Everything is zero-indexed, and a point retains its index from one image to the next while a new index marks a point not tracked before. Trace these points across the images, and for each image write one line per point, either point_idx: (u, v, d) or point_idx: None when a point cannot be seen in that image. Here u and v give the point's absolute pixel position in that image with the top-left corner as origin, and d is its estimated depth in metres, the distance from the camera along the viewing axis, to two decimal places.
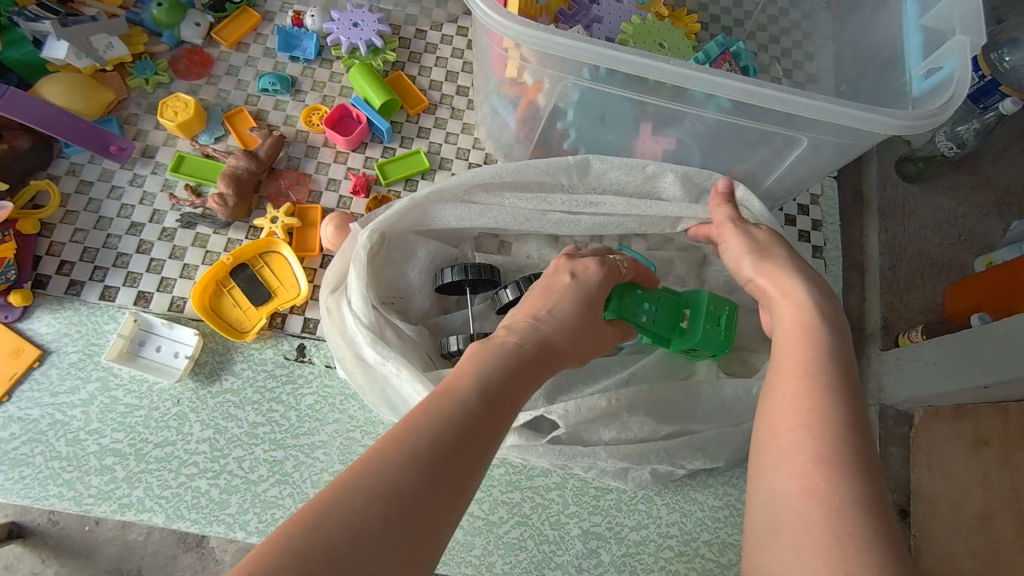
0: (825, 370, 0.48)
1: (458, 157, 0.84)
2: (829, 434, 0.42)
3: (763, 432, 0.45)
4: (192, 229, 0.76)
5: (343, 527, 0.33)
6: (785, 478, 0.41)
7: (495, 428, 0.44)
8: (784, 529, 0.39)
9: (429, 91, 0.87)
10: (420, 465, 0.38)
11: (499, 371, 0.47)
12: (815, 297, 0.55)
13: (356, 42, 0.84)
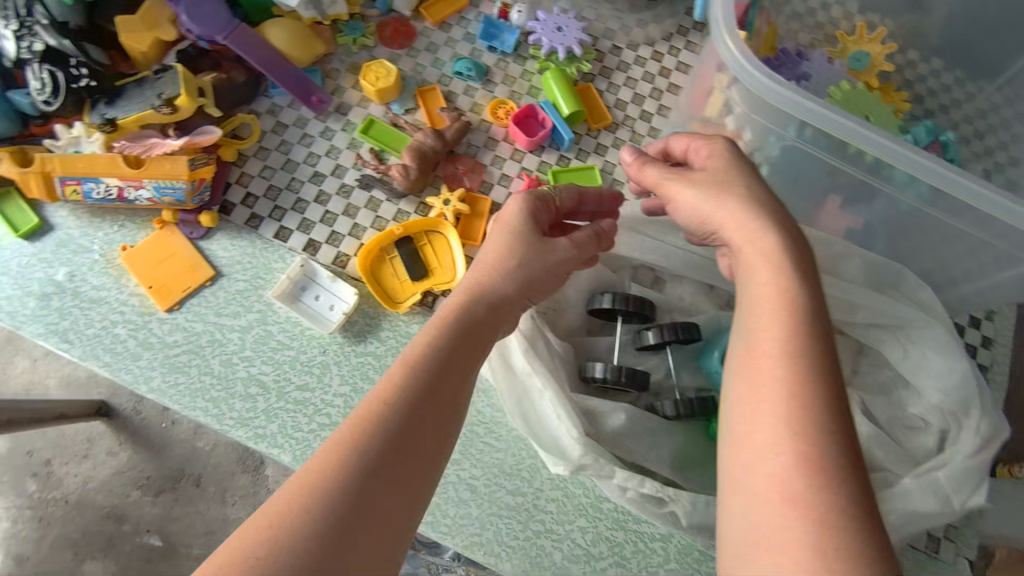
0: (810, 358, 0.45)
1: (630, 182, 0.83)
2: (823, 445, 0.41)
3: (740, 423, 0.45)
4: (367, 191, 0.78)
5: (291, 539, 0.39)
6: (762, 483, 0.42)
7: (447, 418, 0.49)
8: (765, 541, 0.40)
9: (614, 109, 0.86)
10: (363, 469, 0.43)
11: (440, 355, 0.51)
12: (767, 247, 0.52)
13: (558, 47, 0.84)
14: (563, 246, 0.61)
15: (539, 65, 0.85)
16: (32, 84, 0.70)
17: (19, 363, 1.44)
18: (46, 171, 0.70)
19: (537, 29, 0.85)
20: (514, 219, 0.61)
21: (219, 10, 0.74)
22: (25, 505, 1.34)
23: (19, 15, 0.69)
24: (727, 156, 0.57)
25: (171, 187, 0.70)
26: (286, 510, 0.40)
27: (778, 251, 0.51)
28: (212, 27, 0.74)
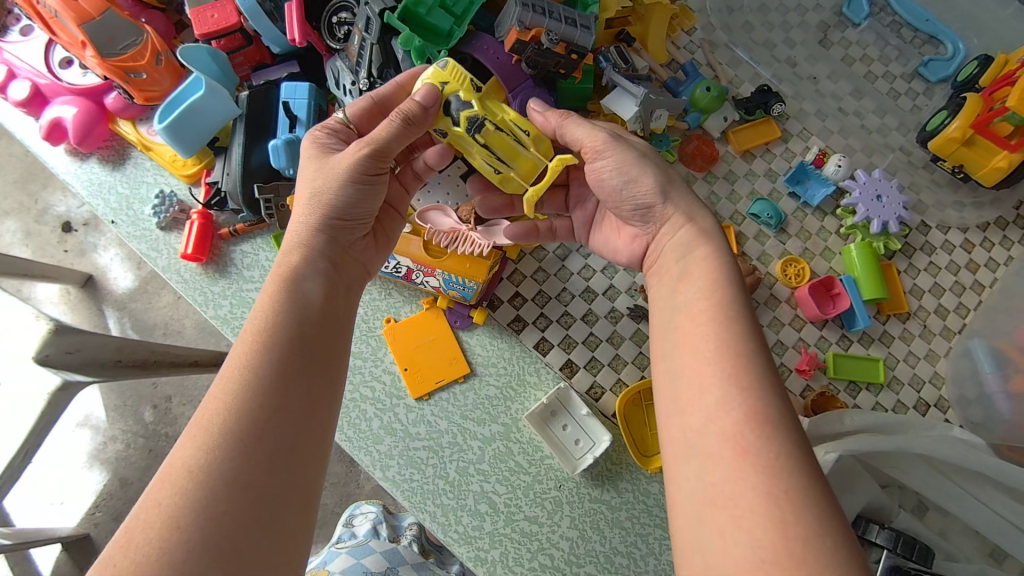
0: (732, 319, 0.47)
1: (911, 384, 0.74)
2: (736, 394, 0.43)
3: (683, 391, 0.46)
4: (637, 323, 0.73)
5: (175, 542, 0.35)
6: (716, 443, 0.42)
7: (312, 387, 0.45)
8: (719, 498, 0.40)
9: (910, 294, 0.77)
10: (235, 437, 0.40)
11: (285, 323, 0.46)
12: (689, 230, 0.55)
13: (875, 219, 0.76)
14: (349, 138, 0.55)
15: (845, 229, 0.78)
16: None
17: (166, 296, 1.30)
18: None
19: (855, 189, 0.77)
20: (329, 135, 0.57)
21: None
22: (139, 433, 1.23)
23: (370, 76, 0.67)
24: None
25: (462, 284, 0.68)
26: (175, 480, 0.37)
27: (692, 219, 0.55)
28: None
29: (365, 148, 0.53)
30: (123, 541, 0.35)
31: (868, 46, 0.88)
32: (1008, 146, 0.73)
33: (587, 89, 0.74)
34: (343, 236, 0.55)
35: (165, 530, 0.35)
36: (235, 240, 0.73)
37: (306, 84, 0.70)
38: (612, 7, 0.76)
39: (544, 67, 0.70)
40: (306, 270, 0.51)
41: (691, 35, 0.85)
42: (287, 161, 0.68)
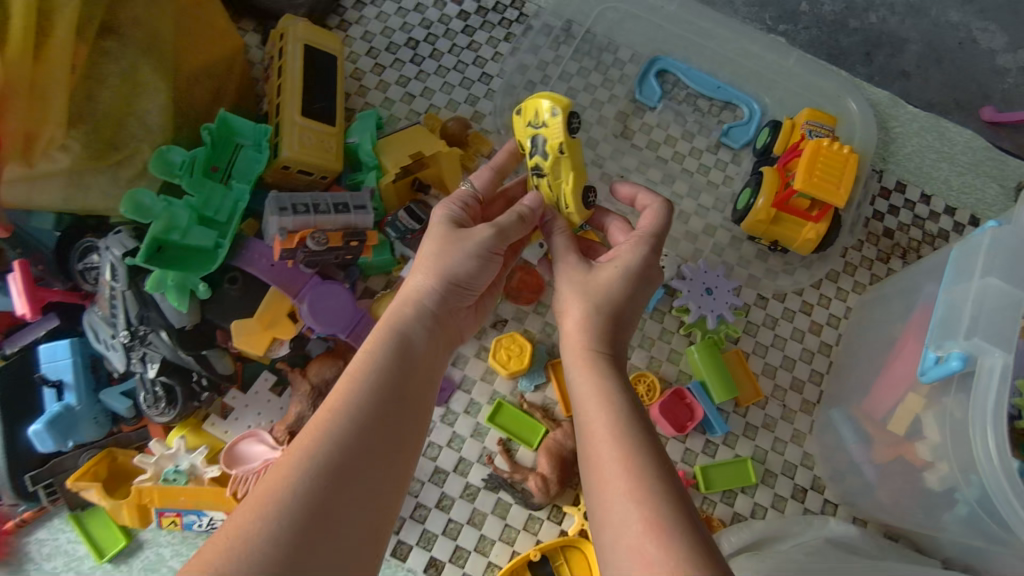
0: (632, 428, 0.45)
1: (783, 473, 0.73)
2: (647, 537, 0.39)
3: (594, 496, 0.43)
4: (495, 492, 0.69)
5: (252, 552, 0.35)
6: (626, 555, 0.39)
7: (400, 436, 0.44)
8: None
9: (762, 377, 0.77)
10: (322, 465, 0.40)
11: (384, 362, 0.47)
12: (582, 355, 0.51)
13: (708, 314, 0.75)
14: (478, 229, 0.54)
15: (684, 328, 0.76)
16: (143, 395, 0.62)
17: None
18: (142, 502, 0.61)
19: (682, 288, 0.75)
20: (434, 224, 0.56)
21: (346, 305, 0.66)
22: None
23: (129, 325, 0.60)
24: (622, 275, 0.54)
25: None
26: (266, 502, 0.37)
27: (595, 347, 0.51)
28: (337, 325, 0.65)
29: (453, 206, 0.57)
30: (217, 540, 0.37)
31: (668, 126, 0.87)
32: (811, 218, 0.73)
33: (386, 261, 0.71)
34: (462, 304, 0.55)
35: (229, 559, 0.35)
36: (26, 530, 0.63)
37: (67, 341, 0.63)
38: (391, 169, 0.72)
39: (325, 263, 0.64)
40: (414, 319, 0.51)
41: (492, 158, 0.83)
42: (55, 439, 0.61)
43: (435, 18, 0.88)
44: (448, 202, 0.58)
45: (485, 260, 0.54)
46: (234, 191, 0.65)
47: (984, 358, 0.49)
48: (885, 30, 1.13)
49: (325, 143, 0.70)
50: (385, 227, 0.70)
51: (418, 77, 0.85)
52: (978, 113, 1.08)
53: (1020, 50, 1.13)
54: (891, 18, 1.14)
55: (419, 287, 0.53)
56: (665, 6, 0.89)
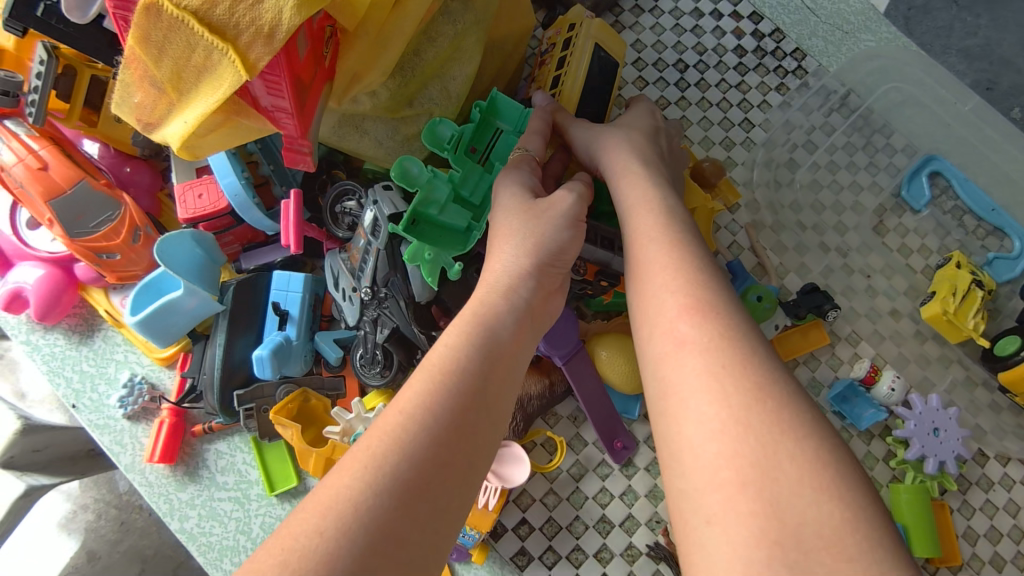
0: (696, 292, 0.43)
1: None
2: (732, 384, 0.37)
3: (656, 365, 0.41)
4: (655, 565, 0.64)
5: (323, 561, 0.32)
6: (702, 400, 0.37)
7: (476, 433, 0.41)
8: (714, 462, 0.34)
9: (961, 540, 0.68)
10: (394, 478, 0.36)
11: (470, 358, 0.44)
12: (658, 233, 0.49)
13: (930, 458, 0.67)
14: (561, 194, 0.55)
15: (894, 460, 0.69)
16: (361, 352, 0.61)
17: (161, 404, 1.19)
18: (333, 458, 0.60)
19: (909, 420, 0.68)
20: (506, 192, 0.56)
21: (573, 333, 0.63)
22: None
23: (373, 283, 0.58)
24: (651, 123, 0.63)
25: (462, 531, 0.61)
26: (322, 507, 0.34)
27: (678, 232, 0.49)
28: (557, 349, 0.62)
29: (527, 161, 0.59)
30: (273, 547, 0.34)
31: (926, 236, 0.79)
32: None
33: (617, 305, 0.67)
34: (554, 282, 0.54)
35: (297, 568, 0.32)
36: (209, 437, 0.65)
37: (300, 275, 0.62)
38: None
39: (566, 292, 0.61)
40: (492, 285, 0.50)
41: (735, 214, 0.77)
42: (274, 369, 0.59)
43: (710, 46, 0.83)
44: (515, 167, 0.58)
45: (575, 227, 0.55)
46: (492, 175, 0.62)
47: None
48: None
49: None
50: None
51: (678, 103, 0.80)
52: None
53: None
54: None
55: (510, 260, 0.52)
56: (960, 106, 0.81)
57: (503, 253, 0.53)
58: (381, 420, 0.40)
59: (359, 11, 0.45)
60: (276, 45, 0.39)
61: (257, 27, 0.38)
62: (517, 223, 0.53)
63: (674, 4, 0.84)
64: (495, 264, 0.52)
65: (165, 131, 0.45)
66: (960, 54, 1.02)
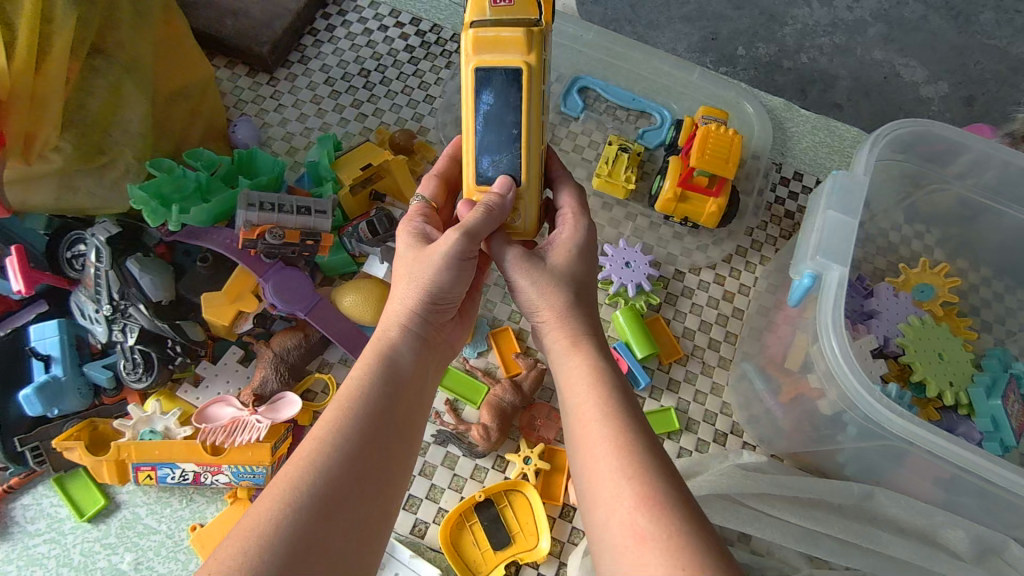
0: (610, 384, 0.55)
1: (705, 420, 0.82)
2: (627, 484, 0.46)
3: (578, 442, 0.52)
4: (443, 447, 0.76)
5: (255, 561, 0.40)
6: (608, 466, 0.48)
7: (386, 465, 0.50)
8: (622, 513, 0.45)
9: (682, 339, 0.86)
10: (313, 500, 0.44)
11: (374, 395, 0.53)
12: (567, 341, 0.59)
13: (627, 283, 0.85)
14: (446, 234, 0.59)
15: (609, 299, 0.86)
16: (123, 364, 0.70)
17: None
18: (121, 458, 0.67)
19: (606, 263, 0.86)
20: (402, 243, 0.62)
21: (305, 287, 0.75)
22: None
23: (112, 300, 0.69)
24: (575, 233, 0.64)
25: (250, 470, 0.68)
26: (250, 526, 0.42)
27: (575, 324, 0.60)
28: (295, 303, 0.74)
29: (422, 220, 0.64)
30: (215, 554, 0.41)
31: (591, 134, 1.00)
32: (711, 193, 0.85)
33: (343, 259, 0.80)
34: (443, 320, 0.63)
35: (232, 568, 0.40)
36: (13, 495, 0.69)
37: (53, 321, 0.71)
38: (346, 180, 0.84)
39: (283, 256, 0.74)
40: (393, 338, 0.59)
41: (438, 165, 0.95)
42: (45, 405, 0.68)
43: (383, 52, 1.02)
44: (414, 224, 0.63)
45: (462, 276, 0.61)
46: (202, 174, 0.76)
47: (827, 273, 0.59)
48: (817, 68, 1.31)
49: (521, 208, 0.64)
50: (344, 234, 0.79)
51: (370, 100, 0.98)
52: None
53: (942, 84, 1.30)
54: (822, 58, 1.32)
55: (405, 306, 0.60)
56: (584, 35, 1.03)
57: (404, 299, 0.60)
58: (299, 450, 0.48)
59: None
60: None
61: None
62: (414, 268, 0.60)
63: (346, 30, 1.03)
64: (391, 313, 0.60)
65: None
66: (684, 20, 1.34)
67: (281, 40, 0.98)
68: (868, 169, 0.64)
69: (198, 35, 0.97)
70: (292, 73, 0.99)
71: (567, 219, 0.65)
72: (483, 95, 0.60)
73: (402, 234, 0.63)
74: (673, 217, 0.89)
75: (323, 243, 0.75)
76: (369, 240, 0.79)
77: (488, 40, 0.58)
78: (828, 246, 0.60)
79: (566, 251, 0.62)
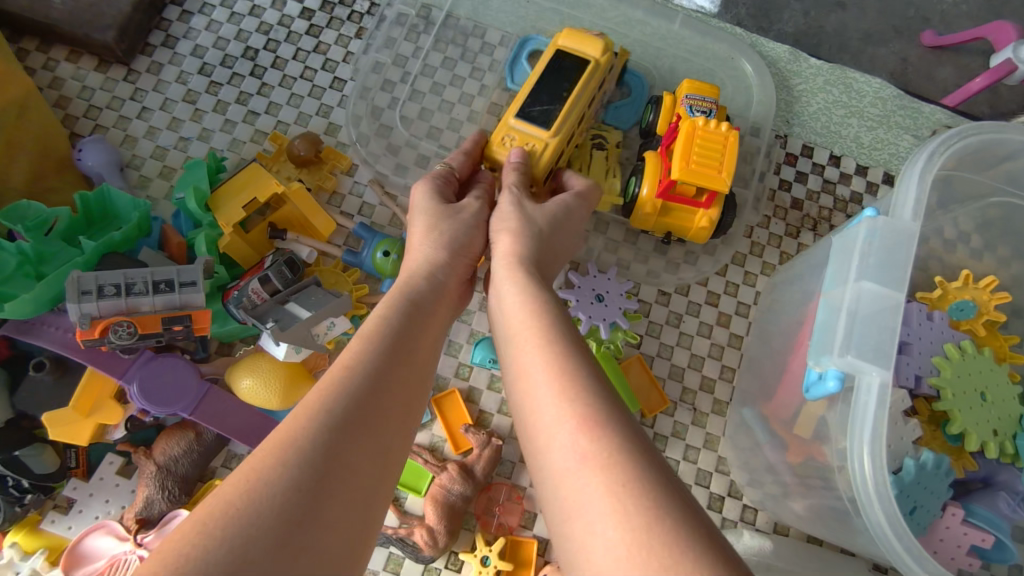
0: (557, 306, 0.47)
1: (698, 483, 0.69)
2: (565, 402, 0.39)
3: (513, 371, 0.44)
4: (385, 549, 0.63)
5: (272, 488, 0.32)
6: (545, 384, 0.41)
7: (417, 392, 0.44)
8: (552, 437, 0.38)
9: (669, 381, 0.71)
10: (333, 423, 0.36)
11: (396, 323, 0.46)
12: (508, 269, 0.52)
13: (599, 322, 0.68)
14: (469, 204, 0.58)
15: None
16: None
17: None
18: None
19: (572, 297, 0.69)
20: (423, 190, 0.59)
21: (185, 378, 0.59)
22: None
23: None
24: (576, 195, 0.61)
25: None
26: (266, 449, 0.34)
27: (526, 253, 0.53)
28: (173, 402, 0.58)
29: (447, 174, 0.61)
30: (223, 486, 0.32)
31: None
32: (701, 204, 0.66)
33: (235, 329, 0.63)
34: (465, 274, 0.56)
35: (241, 500, 0.31)
36: None
37: None
38: (225, 227, 0.64)
39: (148, 346, 0.57)
40: (414, 272, 0.52)
41: (355, 176, 0.75)
42: None
43: (273, 22, 0.79)
44: (431, 175, 0.60)
45: (478, 230, 0.57)
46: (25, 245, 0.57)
47: (862, 376, 0.43)
48: None
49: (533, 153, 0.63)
50: (227, 301, 0.61)
51: (260, 92, 0.76)
52: (918, 37, 0.98)
53: None
54: None
55: (427, 251, 0.54)
56: None
57: (421, 247, 0.55)
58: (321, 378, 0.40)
59: None
60: None
61: None
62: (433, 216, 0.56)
63: None
64: (410, 258, 0.54)
65: None
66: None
67: (130, 19, 0.74)
68: (917, 210, 0.47)
69: (18, 21, 0.73)
70: (155, 63, 0.76)
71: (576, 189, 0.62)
72: (553, 64, 0.66)
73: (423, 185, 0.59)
74: (656, 233, 0.71)
75: (194, 326, 0.57)
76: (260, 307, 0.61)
77: (575, 36, 0.66)
78: (862, 337, 0.43)
79: (542, 210, 0.57)
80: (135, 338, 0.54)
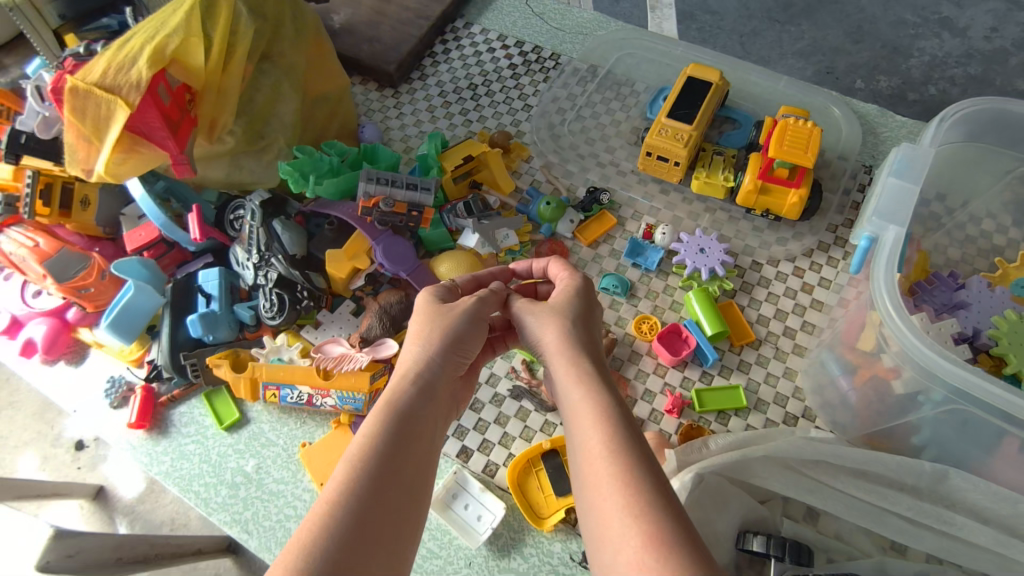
0: (614, 415, 0.55)
1: (775, 402, 0.82)
2: (634, 523, 0.47)
3: (586, 475, 0.52)
4: (518, 401, 0.84)
5: None
6: (614, 500, 0.49)
7: (411, 496, 0.52)
8: (623, 545, 0.46)
9: (757, 325, 0.88)
10: (328, 560, 0.45)
11: (387, 439, 0.54)
12: (570, 371, 0.60)
13: (701, 267, 0.89)
14: (465, 301, 0.67)
15: (682, 282, 0.91)
16: (262, 302, 0.85)
17: (169, 497, 1.36)
18: (254, 378, 0.82)
19: (681, 250, 0.91)
20: (423, 300, 0.68)
21: (409, 251, 0.88)
22: None
23: (261, 251, 0.85)
24: (570, 292, 0.68)
25: (353, 397, 0.80)
26: None
27: (579, 358, 0.61)
28: (401, 264, 0.87)
29: (439, 285, 0.71)
30: None
31: None
32: (792, 184, 0.88)
33: (441, 234, 0.91)
34: (458, 372, 0.65)
35: None
36: (173, 404, 0.87)
37: (215, 269, 0.88)
38: (449, 168, 0.96)
39: (392, 225, 0.88)
40: (408, 377, 0.60)
41: (530, 162, 1.05)
42: (203, 330, 0.85)
43: (490, 69, 1.17)
44: (432, 286, 0.70)
45: (474, 324, 0.66)
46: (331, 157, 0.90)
47: (884, 234, 0.63)
48: (947, 100, 1.29)
49: (677, 137, 0.93)
50: (444, 211, 0.93)
51: (476, 109, 1.12)
52: None
53: None
54: (953, 89, 1.30)
55: (417, 354, 0.62)
56: (672, 50, 1.13)
57: (410, 356, 0.63)
58: (314, 511, 0.48)
59: (200, 74, 0.80)
60: (143, 88, 0.74)
61: (130, 83, 0.74)
62: (426, 324, 0.64)
63: (460, 53, 1.19)
64: (401, 362, 0.62)
65: (97, 167, 0.79)
66: (798, 55, 1.37)
67: (405, 61, 1.15)
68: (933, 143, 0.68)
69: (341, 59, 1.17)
70: (413, 88, 1.16)
71: (564, 284, 0.70)
72: (689, 85, 0.98)
73: (422, 297, 0.68)
74: (760, 212, 0.92)
75: (424, 216, 0.89)
76: (464, 215, 0.92)
77: (701, 69, 0.99)
78: (885, 209, 0.63)
79: (560, 295, 0.68)
80: (392, 210, 0.87)
